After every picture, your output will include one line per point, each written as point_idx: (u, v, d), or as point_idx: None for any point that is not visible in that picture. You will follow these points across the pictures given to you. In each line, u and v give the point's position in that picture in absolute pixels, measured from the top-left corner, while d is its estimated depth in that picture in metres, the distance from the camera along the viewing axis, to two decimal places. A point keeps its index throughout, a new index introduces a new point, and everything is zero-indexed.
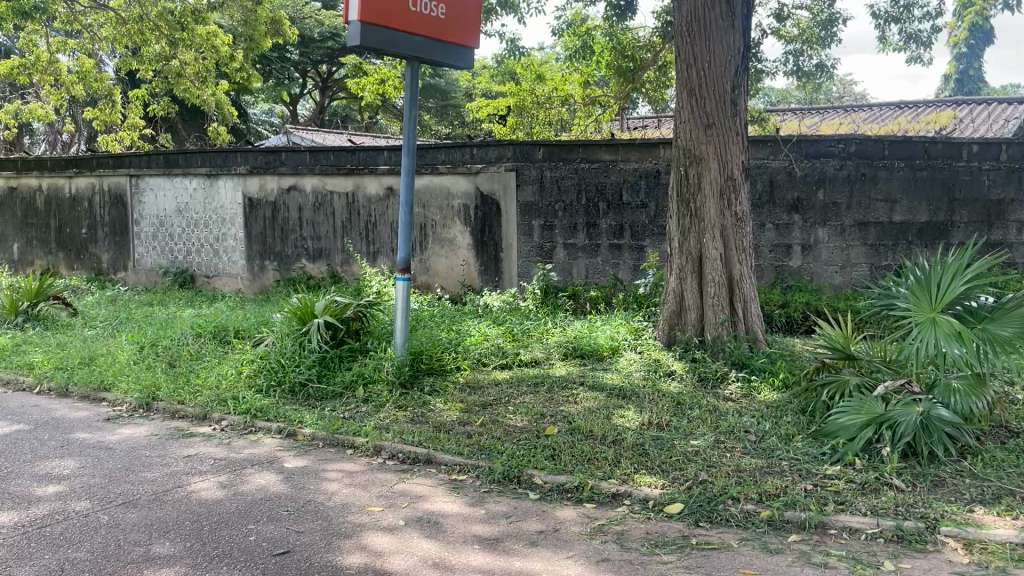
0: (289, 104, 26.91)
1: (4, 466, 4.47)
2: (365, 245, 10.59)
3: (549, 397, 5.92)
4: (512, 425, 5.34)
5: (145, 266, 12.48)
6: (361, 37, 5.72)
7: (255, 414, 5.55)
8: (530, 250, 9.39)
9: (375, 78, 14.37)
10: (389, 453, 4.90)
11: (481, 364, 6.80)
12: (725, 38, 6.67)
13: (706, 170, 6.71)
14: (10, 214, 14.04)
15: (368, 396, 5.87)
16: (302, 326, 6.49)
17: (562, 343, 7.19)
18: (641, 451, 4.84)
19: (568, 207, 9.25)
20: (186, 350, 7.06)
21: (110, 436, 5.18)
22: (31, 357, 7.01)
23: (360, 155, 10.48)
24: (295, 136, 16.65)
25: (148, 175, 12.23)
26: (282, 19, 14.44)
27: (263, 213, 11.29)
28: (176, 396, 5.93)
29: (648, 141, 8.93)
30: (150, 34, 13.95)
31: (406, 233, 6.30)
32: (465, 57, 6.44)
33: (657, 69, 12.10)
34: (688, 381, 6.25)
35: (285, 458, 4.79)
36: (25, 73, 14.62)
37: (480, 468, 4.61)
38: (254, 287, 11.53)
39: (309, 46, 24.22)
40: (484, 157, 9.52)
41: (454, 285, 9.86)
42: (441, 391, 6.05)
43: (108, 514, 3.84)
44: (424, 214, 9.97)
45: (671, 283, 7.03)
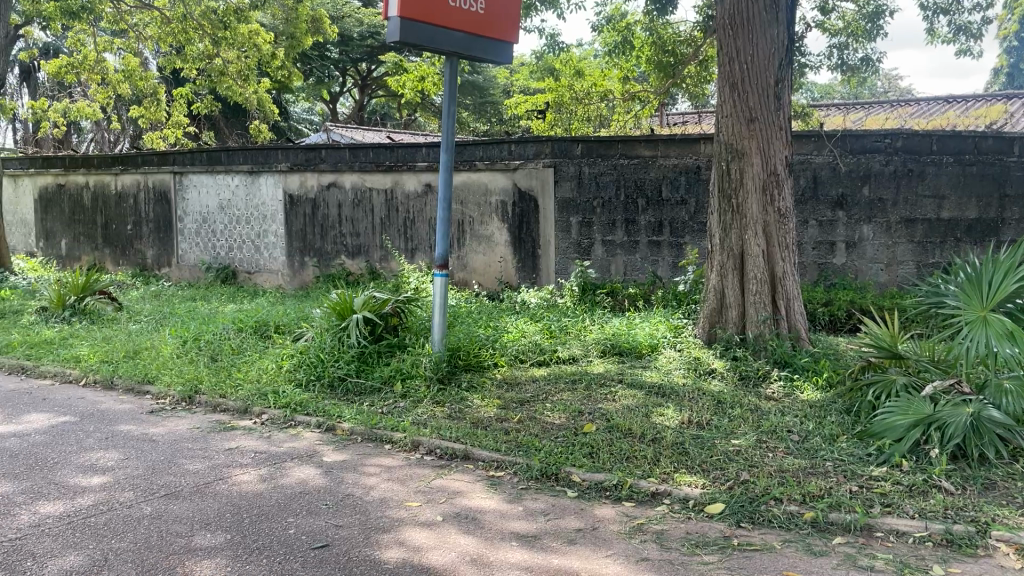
0: (329, 102, 27.20)
1: (50, 457, 4.56)
2: (403, 241, 10.64)
3: (587, 395, 5.88)
4: (550, 422, 5.31)
5: (188, 261, 12.67)
6: (401, 33, 5.71)
7: (295, 409, 5.60)
8: (568, 247, 9.35)
9: (414, 75, 14.43)
10: (427, 448, 4.90)
11: (519, 361, 6.78)
12: (769, 31, 6.55)
13: (748, 165, 6.61)
14: (58, 210, 14.37)
15: (406, 391, 5.89)
16: (341, 321, 6.52)
17: (600, 341, 7.14)
18: (680, 450, 4.78)
19: (606, 204, 9.18)
20: (227, 344, 7.14)
21: (154, 429, 5.26)
22: (78, 350, 7.16)
23: (399, 152, 10.53)
24: (335, 133, 16.80)
25: (191, 172, 12.42)
26: (323, 18, 14.57)
27: (304, 209, 11.40)
28: (217, 389, 6.00)
29: (689, 136, 8.82)
30: (194, 33, 14.18)
31: (445, 230, 6.30)
32: (504, 53, 6.41)
33: (698, 64, 11.95)
34: (729, 380, 6.16)
35: (325, 453, 4.82)
36: (73, 72, 15.02)
37: (518, 464, 4.58)
38: (294, 283, 11.64)
39: (348, 44, 24.43)
40: (522, 154, 9.50)
41: (492, 282, 9.85)
42: (479, 387, 6.04)
43: (151, 505, 3.89)
44: (462, 210, 9.97)
45: (712, 280, 6.94)
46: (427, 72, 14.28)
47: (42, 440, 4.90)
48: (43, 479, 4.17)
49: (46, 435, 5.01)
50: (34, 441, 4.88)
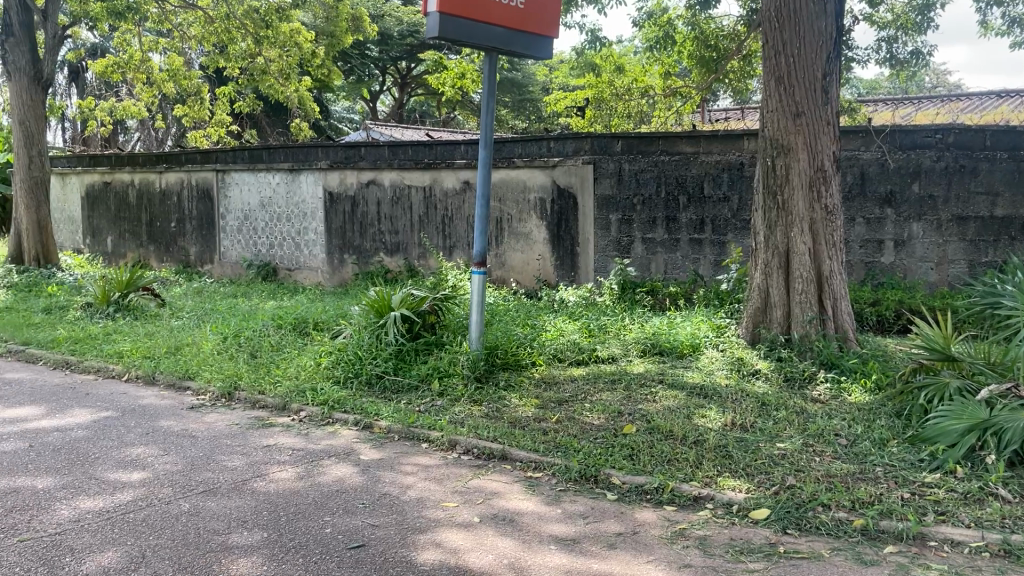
0: (369, 100, 27.37)
1: (91, 452, 4.59)
2: (442, 239, 10.61)
3: (627, 395, 5.77)
4: (589, 423, 5.22)
5: (230, 258, 12.79)
6: (440, 29, 5.71)
7: (333, 406, 5.58)
8: (607, 244, 9.24)
9: (453, 72, 14.40)
10: (464, 448, 4.85)
11: (557, 360, 6.69)
12: (817, 24, 6.37)
13: (794, 161, 6.44)
14: (104, 208, 14.63)
15: (444, 390, 5.84)
16: (379, 318, 6.51)
17: (641, 340, 7.02)
18: (723, 453, 4.66)
19: (647, 201, 9.05)
20: (267, 341, 7.16)
21: (194, 425, 5.28)
22: (120, 345, 7.25)
23: (438, 149, 10.50)
24: (375, 132, 16.86)
25: (233, 170, 12.54)
26: (363, 16, 14.57)
27: (343, 207, 11.44)
28: (257, 386, 6.01)
29: (732, 132, 8.61)
30: (236, 32, 14.32)
31: (483, 227, 6.24)
32: (544, 48, 6.31)
33: (741, 58, 11.75)
34: (774, 381, 6.00)
35: (362, 451, 4.78)
36: (119, 72, 15.29)
37: (556, 466, 4.50)
38: (334, 280, 11.69)
39: (388, 42, 24.49)
40: (561, 150, 9.41)
41: (530, 280, 9.77)
42: (516, 386, 5.97)
43: (189, 502, 3.88)
44: (500, 208, 9.92)
45: (756, 278, 6.78)
46: (467, 69, 14.25)
47: (84, 435, 4.95)
48: (83, 475, 4.20)
49: (88, 430, 5.06)
50: (76, 436, 4.93)
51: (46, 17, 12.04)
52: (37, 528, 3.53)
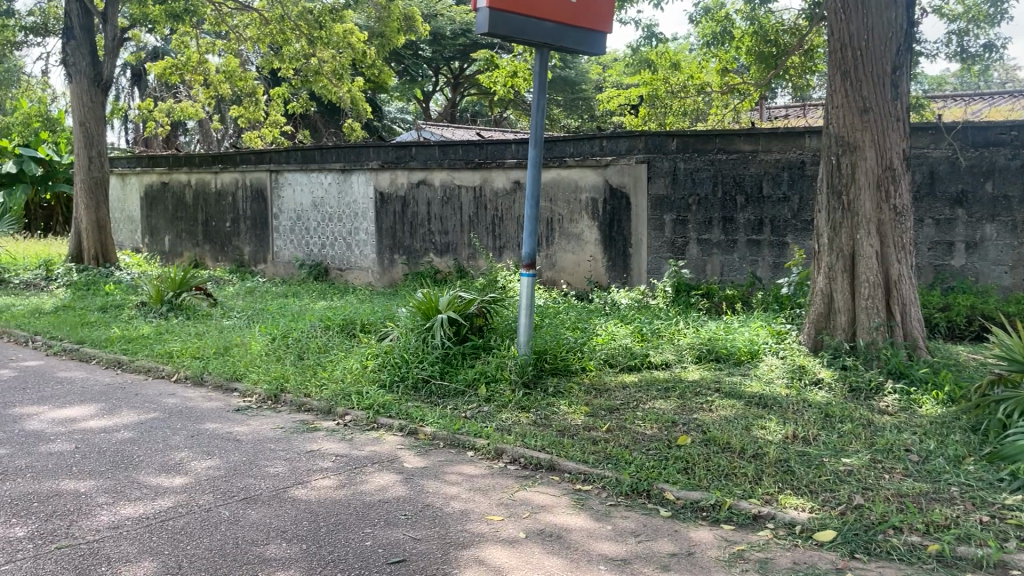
0: (422, 101, 27.44)
1: (135, 456, 4.54)
2: (491, 240, 10.46)
3: (681, 404, 5.53)
4: (641, 433, 4.99)
5: (283, 258, 12.85)
6: (490, 25, 5.53)
7: (378, 410, 5.45)
8: (661, 245, 8.99)
9: (505, 71, 14.25)
10: (511, 457, 4.67)
11: (608, 366, 6.47)
12: (886, 14, 6.03)
13: (861, 159, 6.12)
14: (162, 208, 14.86)
15: (491, 395, 5.67)
16: (426, 321, 6.38)
17: (696, 345, 6.77)
18: (784, 468, 4.40)
19: (702, 201, 8.76)
20: (315, 342, 7.09)
21: (239, 428, 5.21)
22: (170, 345, 7.27)
23: (488, 148, 10.36)
24: (427, 132, 16.83)
25: (286, 171, 12.60)
26: (416, 15, 14.43)
27: (394, 207, 11.38)
28: (303, 389, 5.93)
29: (794, 129, 8.26)
30: (291, 34, 14.46)
31: (532, 227, 6.06)
32: (598, 43, 6.10)
33: (802, 53, 11.36)
34: (837, 391, 5.70)
35: (406, 458, 4.64)
36: (177, 74, 15.55)
37: (607, 478, 4.29)
38: (384, 280, 11.64)
39: (441, 42, 24.61)
40: (614, 149, 9.18)
41: (581, 281, 9.56)
42: (565, 393, 5.77)
43: (229, 509, 3.79)
44: (551, 208, 9.74)
45: (818, 282, 6.46)
46: (518, 67, 14.08)
47: (129, 437, 4.91)
48: (125, 479, 4.14)
49: (134, 433, 5.02)
50: (122, 438, 4.89)
51: (106, 20, 12.24)
52: (76, 534, 3.46)
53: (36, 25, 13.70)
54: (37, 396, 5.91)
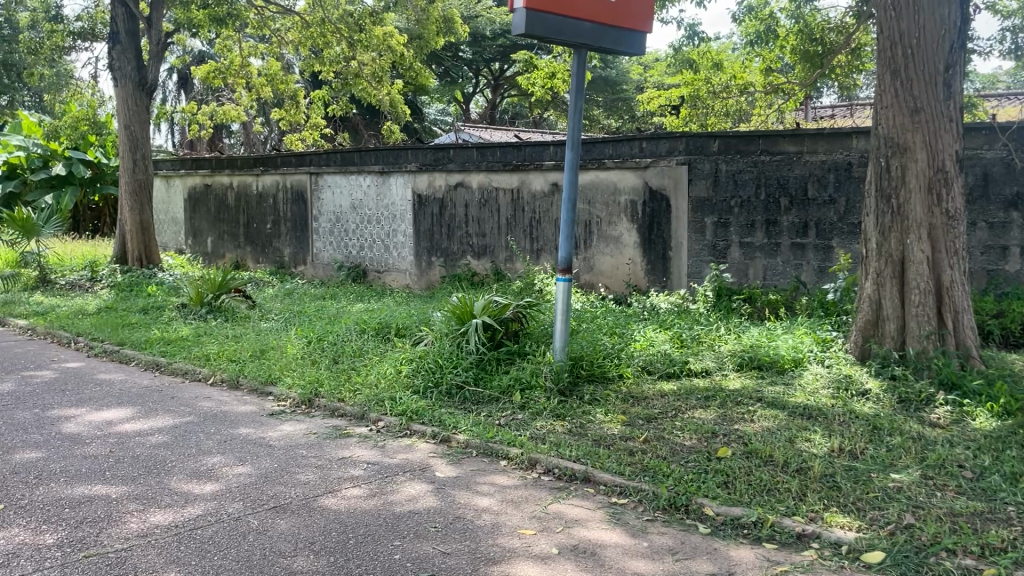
0: (463, 103, 27.45)
1: (168, 461, 4.52)
2: (529, 242, 10.35)
3: (722, 414, 5.37)
4: (680, 443, 4.85)
5: (322, 260, 12.90)
6: (527, 26, 5.43)
7: (411, 417, 5.37)
8: (701, 249, 8.80)
9: (544, 72, 14.13)
10: (545, 467, 4.56)
11: (646, 373, 6.33)
12: (939, 11, 5.80)
13: (911, 161, 5.89)
14: (205, 210, 15.04)
15: (526, 402, 5.57)
16: (461, 326, 6.31)
17: (737, 352, 6.59)
18: (829, 484, 4.22)
19: (745, 203, 8.56)
20: (350, 346, 7.06)
21: (272, 433, 5.18)
22: (208, 348, 7.29)
23: (526, 150, 10.26)
24: (466, 134, 16.80)
25: (326, 173, 12.64)
26: (455, 17, 14.29)
27: (432, 209, 11.34)
28: (337, 393, 5.89)
29: (840, 129, 8.02)
30: (332, 36, 14.47)
31: (568, 231, 5.94)
32: (636, 43, 5.96)
33: (849, 51, 11.06)
34: (885, 403, 5.48)
35: (438, 467, 4.55)
36: (221, 77, 15.75)
37: (643, 492, 4.16)
38: (421, 283, 11.60)
39: (480, 43, 24.88)
40: (654, 151, 9.02)
41: (620, 285, 9.41)
42: (602, 400, 5.65)
43: (259, 518, 3.74)
44: (589, 210, 9.61)
45: (866, 288, 6.24)
46: (557, 68, 13.97)
47: (163, 442, 4.91)
48: (156, 485, 4.12)
49: (168, 437, 5.02)
50: (156, 442, 4.89)
51: (151, 25, 12.42)
52: (106, 541, 3.43)
53: (84, 30, 13.97)
54: (75, 398, 5.95)
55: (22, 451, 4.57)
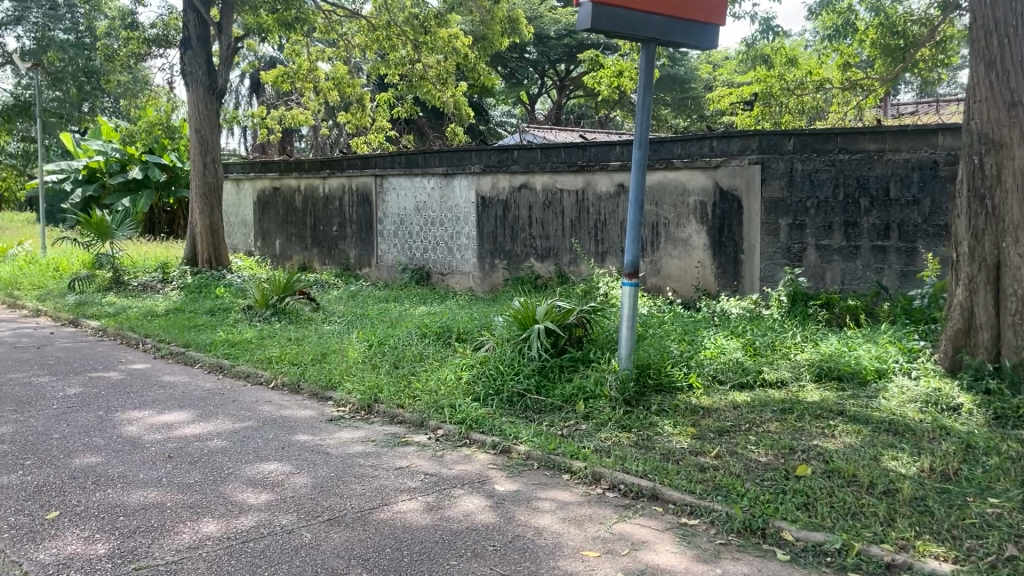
0: (528, 104, 27.32)
1: (225, 467, 4.45)
2: (594, 244, 10.10)
3: (799, 428, 5.07)
4: (755, 460, 4.56)
5: (386, 262, 12.87)
6: (593, 20, 5.17)
7: (471, 425, 5.19)
8: (775, 251, 8.42)
9: (610, 70, 13.88)
10: (610, 482, 4.32)
11: (717, 382, 6.02)
12: None
13: (1008, 159, 5.48)
14: (273, 212, 15.22)
15: (590, 412, 5.34)
16: (523, 331, 6.12)
17: (815, 362, 6.22)
18: (920, 508, 3.88)
19: (822, 204, 8.14)
20: (411, 350, 6.93)
21: (330, 440, 5.07)
22: (271, 351, 7.26)
23: (591, 151, 10.01)
24: (531, 135, 16.62)
25: (391, 175, 12.62)
26: (520, 18, 14.09)
27: (495, 211, 11.19)
28: (396, 399, 5.75)
29: (925, 125, 7.54)
30: (398, 39, 14.49)
31: (635, 234, 5.69)
32: (708, 37, 5.67)
33: (933, 44, 10.50)
34: (979, 419, 5.08)
35: (497, 480, 4.37)
36: (290, 82, 15.95)
37: (716, 513, 3.89)
38: (485, 286, 11.47)
39: (546, 43, 24.72)
40: (725, 150, 8.69)
41: (688, 289, 9.10)
42: (670, 412, 5.38)
43: (312, 532, 3.61)
44: (657, 212, 9.33)
45: (957, 295, 5.82)
46: (624, 67, 13.70)
47: (221, 447, 4.84)
48: (211, 493, 4.03)
49: (226, 442, 4.95)
50: (215, 448, 4.83)
51: (221, 30, 12.59)
52: (157, 553, 3.35)
53: (158, 36, 14.22)
54: (139, 400, 5.96)
55: (83, 455, 4.56)
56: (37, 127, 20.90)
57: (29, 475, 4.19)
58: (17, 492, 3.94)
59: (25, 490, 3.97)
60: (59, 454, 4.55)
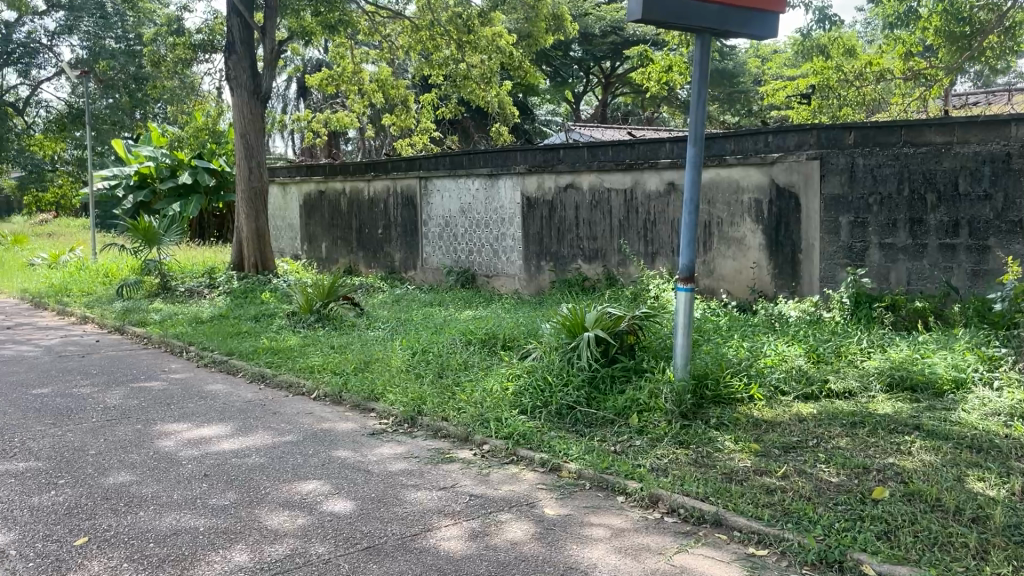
0: (573, 103, 27.03)
1: (262, 487, 4.25)
2: (644, 245, 9.75)
3: (873, 445, 4.70)
4: (826, 481, 4.21)
5: (432, 265, 12.68)
6: (644, 9, 4.87)
7: (518, 441, 4.92)
8: (836, 250, 7.98)
9: (659, 65, 13.48)
10: (669, 506, 4.02)
11: (780, 393, 5.66)
12: None
13: None
14: (319, 216, 15.16)
15: (644, 427, 5.03)
16: (572, 340, 5.82)
17: (885, 370, 5.82)
18: (1016, 539, 3.48)
19: (885, 200, 7.67)
20: (455, 358, 6.69)
21: (371, 456, 4.85)
22: (314, 359, 7.08)
23: (640, 148, 9.66)
24: (576, 133, 16.28)
25: (435, 177, 12.43)
26: (565, 14, 13.81)
27: (541, 212, 10.92)
28: (440, 411, 5.50)
29: (997, 115, 7.03)
30: (441, 39, 14.27)
31: (690, 236, 5.36)
32: (768, 26, 5.33)
33: (1002, 30, 9.92)
34: None
35: (546, 502, 4.10)
36: (334, 84, 15.87)
37: (787, 542, 3.57)
38: (531, 288, 11.20)
39: (591, 40, 24.36)
40: (782, 145, 8.29)
41: (744, 291, 8.71)
42: (730, 425, 5.05)
43: (349, 562, 3.38)
44: (709, 211, 8.96)
45: None
46: (674, 61, 13.28)
47: (258, 464, 4.65)
48: (245, 517, 3.83)
49: (264, 459, 4.76)
50: (252, 465, 4.64)
51: (264, 33, 12.53)
52: None
53: (203, 41, 14.23)
54: (179, 413, 5.82)
55: (117, 473, 4.40)
56: (88, 134, 21.24)
57: (61, 496, 4.04)
58: (48, 514, 3.80)
59: (55, 513, 3.82)
60: (93, 473, 4.41)
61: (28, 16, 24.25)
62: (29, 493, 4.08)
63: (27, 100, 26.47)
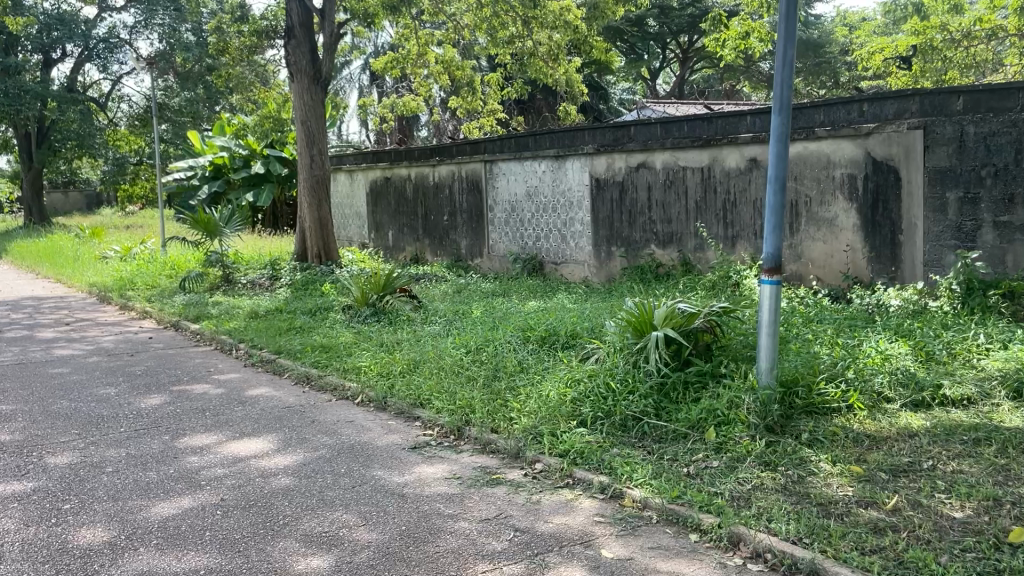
0: (649, 79, 26.04)
1: (282, 517, 3.75)
2: (722, 228, 8.93)
3: (1003, 467, 3.89)
4: (947, 517, 3.45)
5: (498, 252, 12.09)
6: None
7: (575, 460, 4.29)
8: (942, 231, 7.01)
9: (736, 32, 12.41)
10: (753, 550, 3.34)
11: (884, 399, 4.85)
12: None
13: None
14: (385, 202, 14.76)
15: (722, 443, 4.33)
16: (638, 340, 5.13)
17: (1009, 375, 4.95)
18: None
19: (1001, 172, 6.68)
20: (512, 358, 6.10)
21: (409, 476, 4.31)
22: (361, 358, 6.61)
23: (718, 123, 8.87)
24: (649, 110, 15.46)
25: (501, 160, 11.82)
26: None
27: (612, 194, 10.19)
28: (490, 422, 4.93)
29: None
30: (506, 16, 13.24)
31: (776, 220, 4.60)
32: None
33: None
34: None
35: (603, 541, 3.47)
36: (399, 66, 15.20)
37: None
38: (601, 275, 10.50)
39: (667, 14, 23.36)
40: (879, 114, 7.36)
41: (835, 277, 7.83)
42: (826, 442, 4.29)
43: None
44: (796, 189, 8.07)
45: None
46: (753, 27, 12.29)
47: (285, 486, 4.17)
48: (253, 557, 3.34)
49: (292, 479, 4.27)
50: (280, 486, 4.17)
51: (323, 16, 12.10)
52: None
53: (269, 26, 13.96)
54: (213, 422, 5.40)
55: (130, 498, 3.98)
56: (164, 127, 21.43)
57: (60, 526, 3.63)
58: (38, 551, 3.38)
59: (46, 549, 3.40)
60: (102, 497, 4.00)
61: (106, 12, 24.67)
62: (28, 522, 3.69)
63: (109, 94, 26.99)
